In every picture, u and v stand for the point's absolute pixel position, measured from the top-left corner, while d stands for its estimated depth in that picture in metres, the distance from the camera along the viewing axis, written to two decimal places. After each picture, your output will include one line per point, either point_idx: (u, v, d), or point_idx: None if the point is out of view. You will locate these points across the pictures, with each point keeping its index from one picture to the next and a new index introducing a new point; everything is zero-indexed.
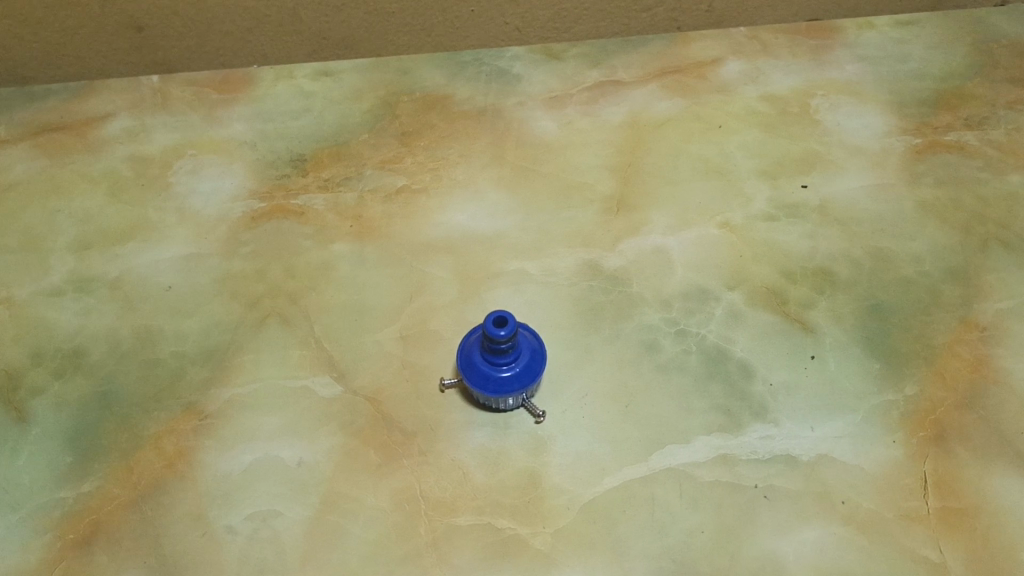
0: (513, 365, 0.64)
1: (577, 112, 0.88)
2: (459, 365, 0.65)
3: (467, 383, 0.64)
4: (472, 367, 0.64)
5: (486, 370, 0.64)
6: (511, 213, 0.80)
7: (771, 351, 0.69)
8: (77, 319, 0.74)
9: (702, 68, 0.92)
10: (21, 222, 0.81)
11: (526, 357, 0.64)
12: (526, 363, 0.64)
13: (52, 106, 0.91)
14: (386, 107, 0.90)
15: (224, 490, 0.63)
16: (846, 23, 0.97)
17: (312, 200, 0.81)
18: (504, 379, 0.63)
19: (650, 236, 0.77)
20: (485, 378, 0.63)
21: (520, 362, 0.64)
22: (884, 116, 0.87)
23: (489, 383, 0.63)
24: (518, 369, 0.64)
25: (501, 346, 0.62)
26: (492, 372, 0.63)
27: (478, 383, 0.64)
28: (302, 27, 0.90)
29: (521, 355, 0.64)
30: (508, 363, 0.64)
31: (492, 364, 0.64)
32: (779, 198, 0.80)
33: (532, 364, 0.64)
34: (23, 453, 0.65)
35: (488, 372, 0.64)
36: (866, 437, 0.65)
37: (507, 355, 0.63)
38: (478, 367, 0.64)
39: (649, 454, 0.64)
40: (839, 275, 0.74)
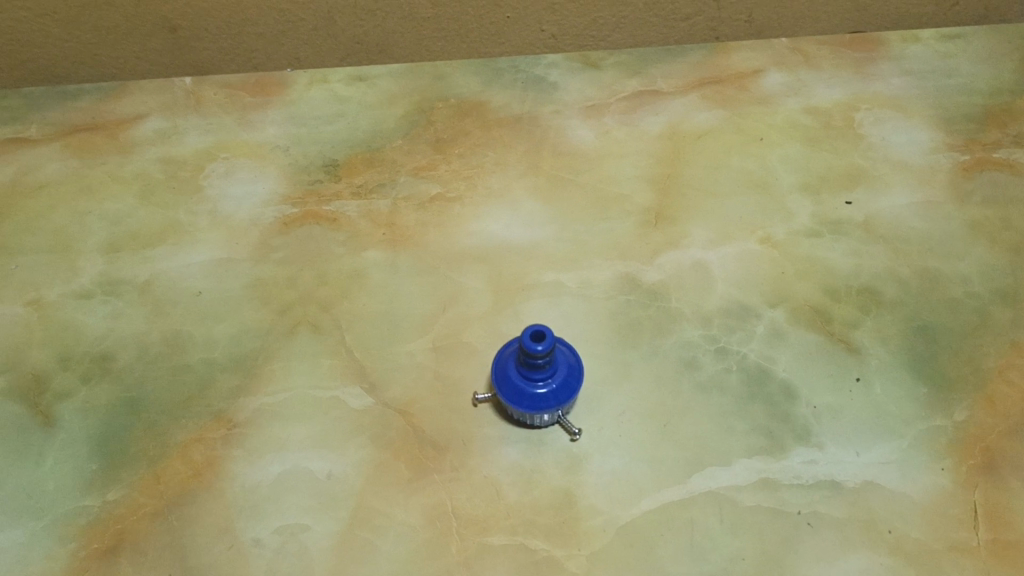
0: (549, 381, 0.62)
1: (614, 121, 0.87)
2: (494, 379, 0.63)
3: (502, 398, 0.62)
4: (507, 383, 0.62)
5: (521, 385, 0.62)
6: (547, 224, 0.78)
7: (814, 372, 0.67)
8: (106, 323, 0.73)
9: (743, 79, 0.90)
10: (52, 222, 0.80)
11: (563, 373, 0.63)
12: (562, 380, 0.62)
13: (84, 106, 0.91)
14: (420, 113, 0.89)
15: (251, 501, 0.62)
16: (890, 36, 0.95)
17: (344, 206, 0.80)
18: (539, 396, 0.62)
19: (689, 250, 0.75)
20: (520, 394, 0.62)
21: (556, 378, 0.62)
22: (930, 132, 0.84)
23: (524, 399, 0.62)
24: (554, 385, 0.62)
25: (538, 361, 0.60)
26: (527, 388, 0.62)
27: (513, 398, 0.62)
28: (336, 30, 0.89)
29: (557, 371, 0.63)
30: (544, 379, 0.62)
31: (528, 379, 0.62)
32: (823, 213, 0.78)
33: (568, 380, 0.62)
34: (49, 459, 0.64)
35: (523, 387, 0.62)
36: (913, 464, 0.62)
37: (543, 371, 0.62)
38: (513, 382, 0.62)
39: (688, 476, 0.62)
40: (885, 294, 0.72)
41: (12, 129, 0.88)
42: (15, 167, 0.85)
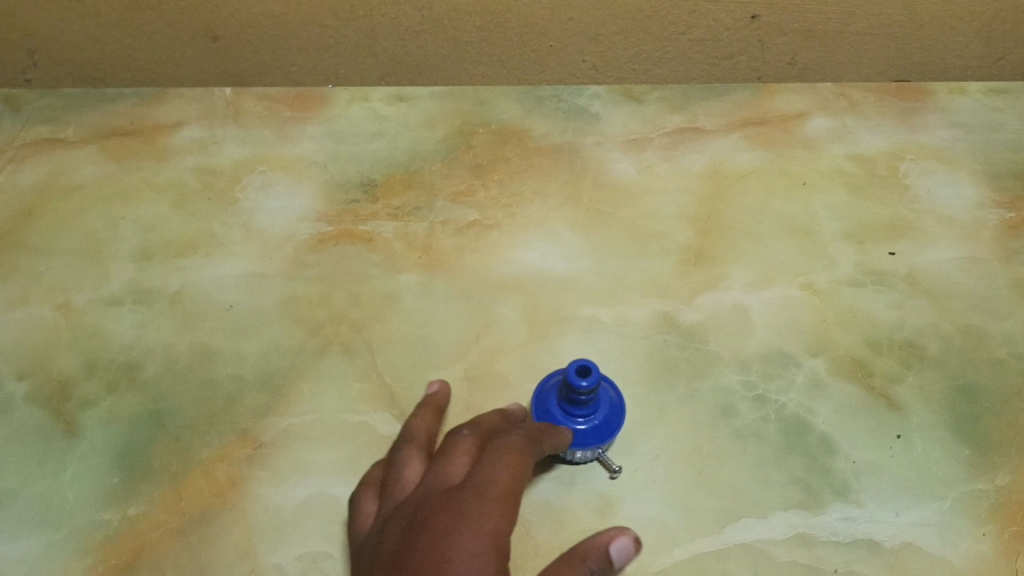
0: (590, 418, 0.61)
1: (656, 157, 0.86)
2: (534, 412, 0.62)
3: None
4: (547, 416, 0.61)
5: (561, 420, 0.61)
6: (585, 256, 0.77)
7: (855, 426, 0.66)
8: (134, 331, 0.72)
9: (787, 122, 0.89)
10: (85, 227, 0.80)
11: (604, 411, 0.61)
12: (604, 418, 0.61)
13: (123, 110, 0.90)
14: (460, 137, 0.88)
15: (274, 525, 0.60)
16: (937, 87, 0.93)
17: (380, 227, 0.79)
18: (579, 433, 0.60)
19: (729, 292, 0.74)
20: (559, 428, 0.60)
21: (598, 415, 0.61)
22: (976, 187, 0.83)
23: None
24: (595, 422, 0.61)
25: (581, 398, 0.59)
26: (567, 423, 0.60)
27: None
28: (377, 49, 0.88)
29: (599, 409, 0.61)
30: (585, 415, 0.61)
31: (569, 415, 0.61)
32: (865, 263, 0.77)
33: (610, 419, 0.61)
34: (70, 468, 0.63)
35: (563, 422, 0.60)
36: (954, 528, 0.60)
37: (585, 408, 0.60)
38: (553, 416, 0.61)
39: (722, 526, 0.60)
40: (928, 350, 0.70)
41: (51, 129, 0.88)
42: (52, 168, 0.85)
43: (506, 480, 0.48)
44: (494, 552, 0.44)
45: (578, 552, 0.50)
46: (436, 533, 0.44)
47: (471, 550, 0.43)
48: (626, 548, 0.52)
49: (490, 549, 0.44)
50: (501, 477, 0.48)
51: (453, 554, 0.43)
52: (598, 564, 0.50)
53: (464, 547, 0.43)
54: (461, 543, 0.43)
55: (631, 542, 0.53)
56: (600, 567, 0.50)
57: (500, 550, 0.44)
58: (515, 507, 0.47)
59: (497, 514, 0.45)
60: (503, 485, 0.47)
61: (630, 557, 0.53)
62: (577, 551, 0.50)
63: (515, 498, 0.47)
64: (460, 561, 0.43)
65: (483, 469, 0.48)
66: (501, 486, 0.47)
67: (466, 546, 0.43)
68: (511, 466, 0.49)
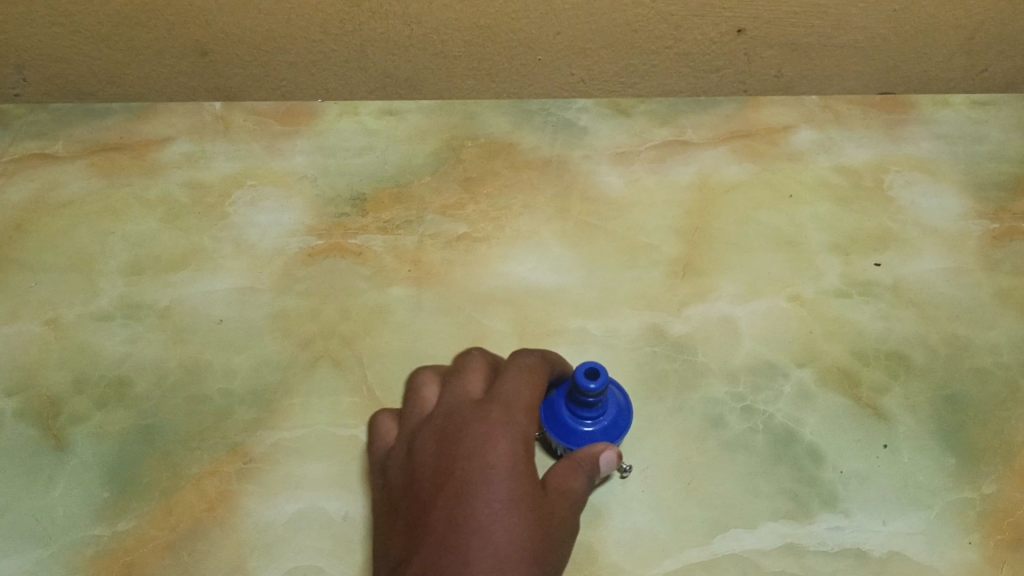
0: (597, 420, 0.61)
1: (643, 170, 0.87)
2: (542, 414, 0.61)
3: (548, 433, 0.61)
4: (554, 418, 0.61)
5: (569, 422, 0.60)
6: (574, 268, 0.78)
7: (842, 436, 0.66)
8: (124, 347, 0.72)
9: (773, 134, 0.90)
10: (74, 242, 0.80)
11: (612, 413, 0.61)
12: (611, 420, 0.61)
13: (112, 125, 0.90)
14: (449, 151, 0.89)
15: (265, 540, 0.60)
16: (921, 99, 0.94)
17: (370, 240, 0.80)
18: (587, 434, 0.60)
19: (716, 304, 0.75)
20: (567, 431, 0.60)
21: (606, 417, 0.61)
22: (960, 198, 0.84)
23: (571, 436, 0.60)
24: (603, 424, 0.61)
25: (589, 400, 0.58)
26: (574, 425, 0.60)
27: (561, 434, 0.60)
28: (367, 64, 0.88)
29: (607, 411, 0.61)
30: (593, 417, 0.60)
31: (577, 417, 0.60)
32: (851, 274, 0.78)
33: (617, 421, 0.61)
34: (59, 484, 0.63)
35: (571, 424, 0.60)
36: (941, 537, 0.61)
37: (593, 410, 0.60)
38: (561, 418, 0.60)
39: (712, 537, 0.61)
40: (914, 360, 0.71)
41: (40, 144, 0.89)
42: (41, 184, 0.85)
43: (528, 393, 0.54)
44: (525, 453, 0.50)
45: (574, 458, 0.54)
46: (476, 439, 0.50)
47: (507, 454, 0.49)
48: (615, 459, 0.55)
49: (523, 451, 0.50)
50: (523, 391, 0.54)
51: (493, 456, 0.48)
52: (594, 468, 0.54)
53: (501, 451, 0.49)
54: (497, 446, 0.49)
55: (617, 454, 0.55)
56: (594, 473, 0.54)
57: (531, 453, 0.50)
58: (536, 417, 0.53)
59: (525, 423, 0.51)
60: (525, 398, 0.53)
61: (615, 466, 0.55)
62: (575, 458, 0.54)
63: (535, 409, 0.53)
64: (499, 462, 0.48)
65: (505, 382, 0.54)
66: (524, 399, 0.53)
67: (503, 450, 0.49)
68: (529, 381, 0.55)
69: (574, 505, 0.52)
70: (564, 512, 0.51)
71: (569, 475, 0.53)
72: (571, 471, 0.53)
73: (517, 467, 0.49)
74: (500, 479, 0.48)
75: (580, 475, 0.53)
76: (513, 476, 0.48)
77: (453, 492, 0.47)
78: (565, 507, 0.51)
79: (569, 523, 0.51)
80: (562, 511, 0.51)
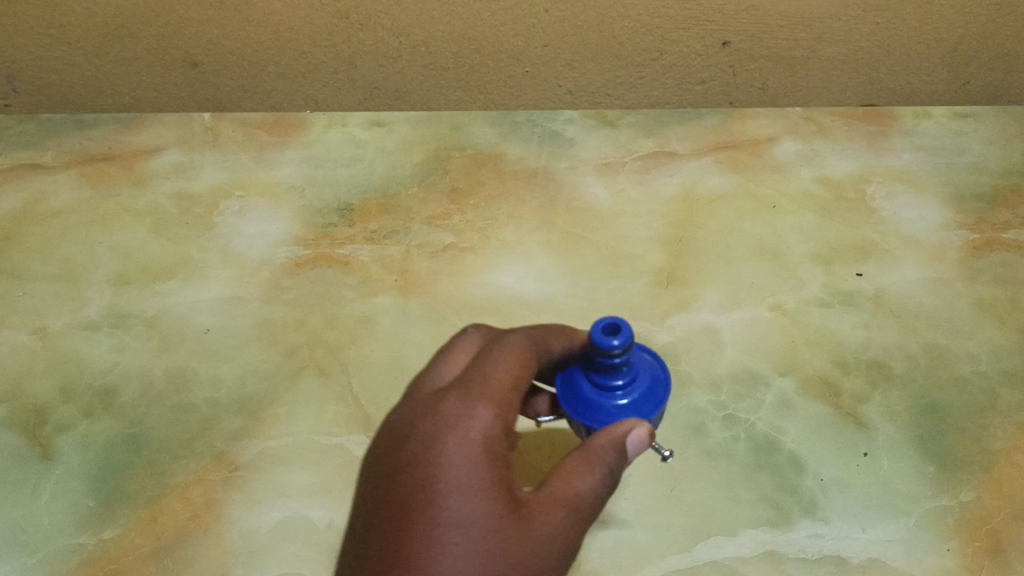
0: (628, 391, 0.53)
1: (629, 180, 0.88)
2: (563, 393, 0.54)
3: (573, 413, 0.53)
4: (578, 394, 0.53)
5: (595, 397, 0.53)
6: (559, 278, 0.78)
7: (822, 444, 0.67)
8: (111, 356, 0.72)
9: (757, 146, 0.91)
10: (63, 252, 0.81)
11: (645, 382, 0.54)
12: (645, 390, 0.53)
13: (102, 135, 0.91)
14: (437, 162, 0.89)
15: (249, 548, 0.61)
16: (904, 111, 0.95)
17: (357, 250, 0.80)
18: (619, 408, 0.52)
19: (699, 313, 0.75)
20: (593, 407, 0.53)
21: (638, 388, 0.53)
22: (941, 209, 0.85)
23: (600, 412, 0.52)
24: (636, 395, 0.53)
25: (614, 363, 0.51)
26: (602, 399, 0.53)
27: (584, 414, 0.53)
28: (356, 75, 0.89)
29: (639, 380, 0.53)
30: (623, 388, 0.53)
31: (603, 390, 0.53)
32: (833, 284, 0.78)
33: (652, 390, 0.53)
34: (45, 492, 0.63)
35: (598, 399, 0.53)
36: (919, 543, 0.62)
37: (621, 379, 0.53)
38: (585, 393, 0.53)
39: (693, 544, 0.61)
40: (894, 369, 0.72)
41: (29, 154, 0.89)
42: (30, 194, 0.86)
43: (498, 380, 0.51)
44: (481, 457, 0.47)
45: (590, 446, 0.49)
46: (424, 443, 0.48)
47: (455, 460, 0.47)
48: (646, 437, 0.50)
49: (477, 454, 0.47)
50: (492, 377, 0.51)
51: (439, 465, 0.47)
52: (615, 458, 0.49)
53: (449, 457, 0.47)
54: (459, 460, 0.47)
55: (649, 431, 0.50)
56: (617, 460, 0.49)
57: (490, 455, 0.47)
58: (505, 406, 0.50)
59: (485, 418, 0.49)
60: (493, 386, 0.50)
61: (648, 444, 0.50)
62: (591, 447, 0.49)
63: (505, 398, 0.50)
64: (445, 471, 0.46)
65: (475, 370, 0.52)
66: (491, 387, 0.50)
67: (451, 456, 0.47)
68: (504, 365, 0.52)
69: (574, 508, 0.48)
70: (553, 512, 0.48)
71: (578, 470, 0.49)
72: (583, 464, 0.49)
73: (466, 476, 0.46)
74: (444, 492, 0.46)
75: (591, 469, 0.49)
76: (460, 487, 0.46)
77: (394, 507, 0.46)
78: (556, 508, 0.48)
79: (566, 525, 0.48)
80: (546, 515, 0.48)
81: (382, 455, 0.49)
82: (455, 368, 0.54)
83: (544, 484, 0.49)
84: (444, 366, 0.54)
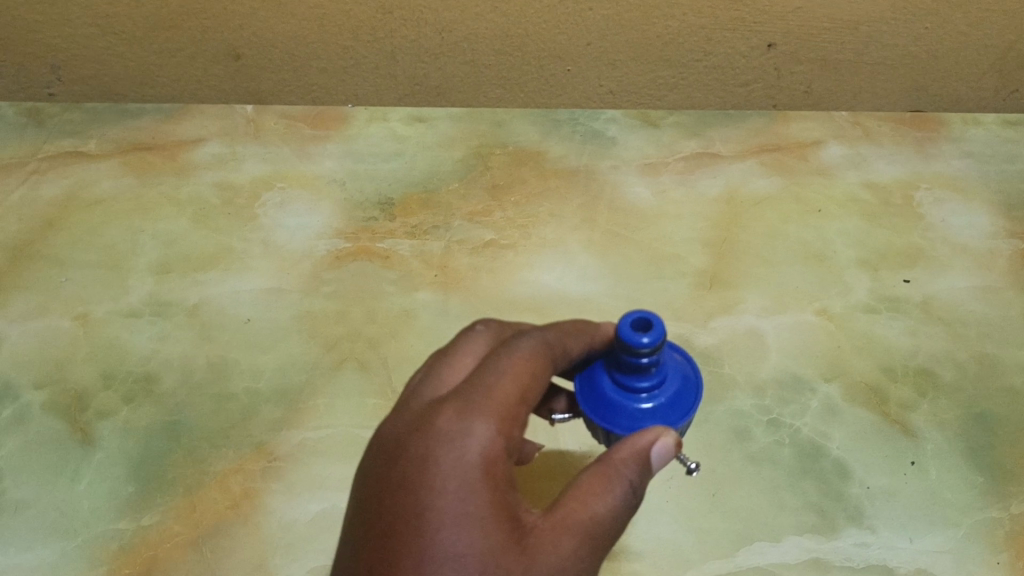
0: (655, 394, 0.50)
1: (671, 181, 0.87)
2: (584, 393, 0.51)
3: (593, 416, 0.51)
4: (600, 396, 0.51)
5: (618, 400, 0.50)
6: (600, 278, 0.78)
7: (869, 451, 0.66)
8: (152, 344, 0.72)
9: (803, 149, 0.90)
10: (105, 239, 0.81)
11: (673, 386, 0.51)
12: (672, 395, 0.50)
13: (145, 125, 0.91)
14: (478, 159, 0.89)
15: (287, 539, 0.60)
16: (952, 117, 0.93)
17: (397, 245, 0.80)
18: (641, 413, 0.50)
19: (743, 316, 0.74)
20: (615, 410, 0.50)
21: (665, 392, 0.50)
22: (990, 217, 0.83)
23: (622, 416, 0.50)
24: (662, 400, 0.50)
25: (642, 363, 0.48)
26: (625, 403, 0.50)
27: (605, 417, 0.50)
28: (398, 70, 0.89)
29: (667, 384, 0.51)
30: (649, 391, 0.50)
31: (627, 392, 0.50)
32: (880, 290, 0.77)
33: (681, 397, 0.51)
34: (85, 477, 0.64)
35: (620, 402, 0.50)
36: (969, 556, 0.60)
37: (648, 381, 0.50)
38: (608, 395, 0.50)
39: (736, 549, 0.60)
40: (942, 378, 0.70)
41: (73, 142, 0.90)
42: (73, 181, 0.86)
43: (500, 391, 0.45)
44: (479, 481, 0.42)
45: (611, 461, 0.46)
46: (416, 463, 0.43)
47: (449, 485, 0.42)
48: (672, 448, 0.47)
49: (473, 478, 0.42)
50: (494, 388, 0.45)
51: (431, 491, 0.41)
52: (636, 473, 0.45)
53: (443, 482, 0.42)
54: (455, 481, 0.42)
55: (675, 441, 0.47)
56: (639, 475, 0.46)
57: (490, 478, 0.42)
58: (508, 421, 0.44)
59: (484, 436, 0.43)
60: (495, 398, 0.45)
61: (673, 455, 0.47)
62: (611, 460, 0.46)
63: (508, 412, 0.45)
64: (438, 498, 0.41)
65: (477, 379, 0.46)
66: (493, 399, 0.45)
67: (444, 481, 0.42)
68: (508, 375, 0.46)
69: (590, 532, 0.44)
70: (564, 542, 0.43)
71: (595, 491, 0.45)
72: (600, 484, 0.45)
73: (462, 503, 0.41)
74: (437, 522, 0.41)
75: (610, 488, 0.45)
76: (454, 517, 0.41)
77: (381, 538, 0.42)
78: (568, 536, 0.43)
79: (580, 556, 0.43)
80: (556, 545, 0.43)
81: (370, 474, 0.44)
82: (457, 376, 0.49)
83: (556, 506, 0.44)
84: (444, 373, 0.49)
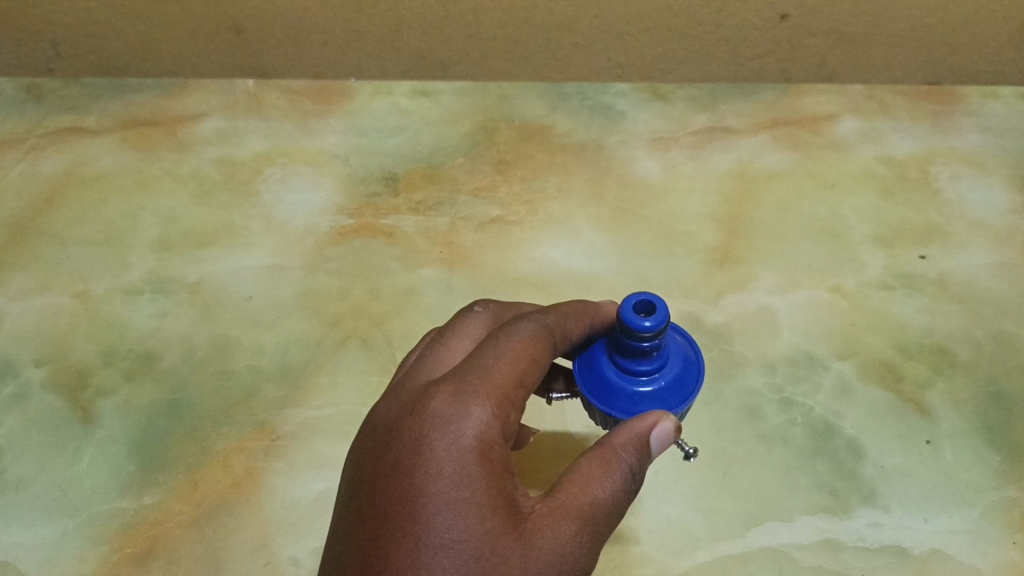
0: (655, 378, 0.49)
1: (681, 156, 0.85)
2: (584, 374, 0.50)
3: (591, 398, 0.49)
4: (600, 378, 0.49)
5: (617, 383, 0.49)
6: (608, 254, 0.76)
7: (883, 430, 0.64)
8: (153, 321, 0.71)
9: (816, 123, 0.88)
10: (105, 215, 0.80)
11: (675, 369, 0.49)
12: (674, 377, 0.49)
13: (144, 100, 0.90)
14: (483, 133, 0.87)
15: (291, 518, 0.59)
16: (970, 90, 0.91)
17: (402, 221, 0.79)
18: (641, 396, 0.48)
19: (754, 294, 0.73)
20: (614, 393, 0.48)
21: (666, 374, 0.49)
22: (1008, 193, 0.81)
23: (621, 399, 0.48)
24: (662, 383, 0.49)
25: (643, 346, 0.46)
26: (624, 385, 0.48)
27: (603, 400, 0.49)
28: (401, 44, 0.87)
29: (668, 366, 0.49)
30: (649, 374, 0.48)
31: (627, 374, 0.48)
32: (894, 266, 0.75)
33: (682, 379, 0.49)
34: (85, 456, 0.63)
35: (619, 385, 0.48)
36: (985, 537, 0.59)
37: (649, 364, 0.48)
38: (608, 377, 0.49)
39: (747, 530, 0.59)
40: (959, 357, 0.69)
41: (73, 118, 0.88)
42: (73, 157, 0.85)
43: (498, 373, 0.44)
44: (474, 465, 0.41)
45: (611, 445, 0.44)
46: (410, 447, 0.41)
47: (444, 468, 0.40)
48: (672, 432, 0.45)
49: (469, 462, 0.41)
50: (491, 371, 0.44)
51: (425, 475, 0.40)
52: (636, 458, 0.44)
53: (437, 466, 0.40)
54: (450, 466, 0.40)
55: (675, 425, 0.45)
56: (639, 460, 0.44)
57: (486, 463, 0.41)
58: (505, 403, 0.43)
59: (480, 418, 0.42)
60: (492, 380, 0.43)
61: (673, 439, 0.46)
62: (610, 444, 0.44)
63: (506, 395, 0.43)
64: (433, 483, 0.40)
65: (473, 361, 0.45)
66: (490, 381, 0.43)
67: (439, 465, 0.40)
68: (507, 357, 0.45)
69: (589, 518, 0.43)
70: (563, 527, 0.42)
71: (595, 475, 0.43)
72: (600, 469, 0.44)
73: (458, 488, 0.40)
74: (431, 507, 0.40)
75: (610, 473, 0.44)
76: (449, 503, 0.40)
77: (374, 523, 0.40)
78: (567, 522, 0.42)
79: (580, 542, 0.42)
80: (555, 530, 0.41)
81: (363, 458, 0.43)
82: (453, 358, 0.48)
83: (555, 491, 0.43)
84: (441, 354, 0.48)
